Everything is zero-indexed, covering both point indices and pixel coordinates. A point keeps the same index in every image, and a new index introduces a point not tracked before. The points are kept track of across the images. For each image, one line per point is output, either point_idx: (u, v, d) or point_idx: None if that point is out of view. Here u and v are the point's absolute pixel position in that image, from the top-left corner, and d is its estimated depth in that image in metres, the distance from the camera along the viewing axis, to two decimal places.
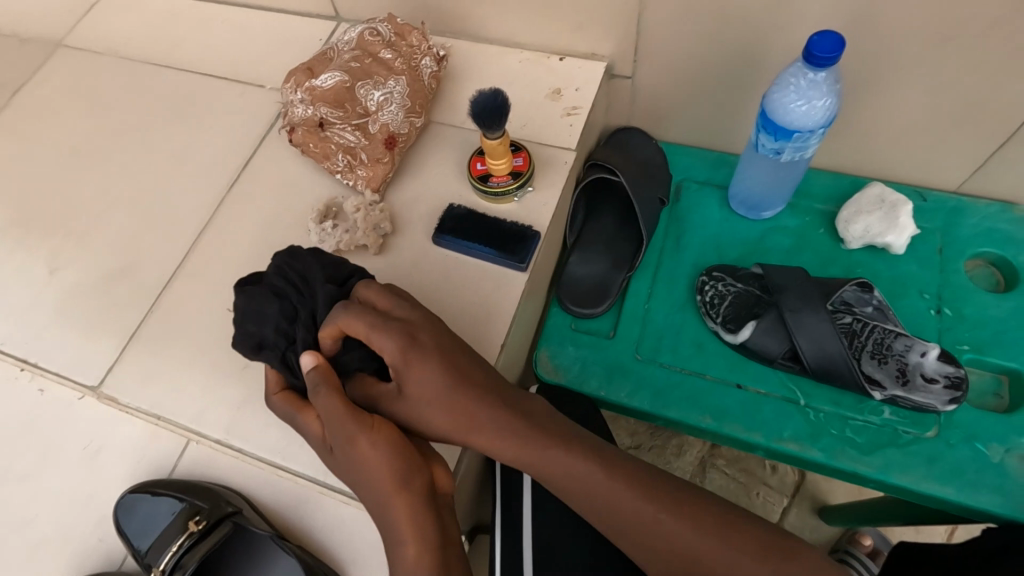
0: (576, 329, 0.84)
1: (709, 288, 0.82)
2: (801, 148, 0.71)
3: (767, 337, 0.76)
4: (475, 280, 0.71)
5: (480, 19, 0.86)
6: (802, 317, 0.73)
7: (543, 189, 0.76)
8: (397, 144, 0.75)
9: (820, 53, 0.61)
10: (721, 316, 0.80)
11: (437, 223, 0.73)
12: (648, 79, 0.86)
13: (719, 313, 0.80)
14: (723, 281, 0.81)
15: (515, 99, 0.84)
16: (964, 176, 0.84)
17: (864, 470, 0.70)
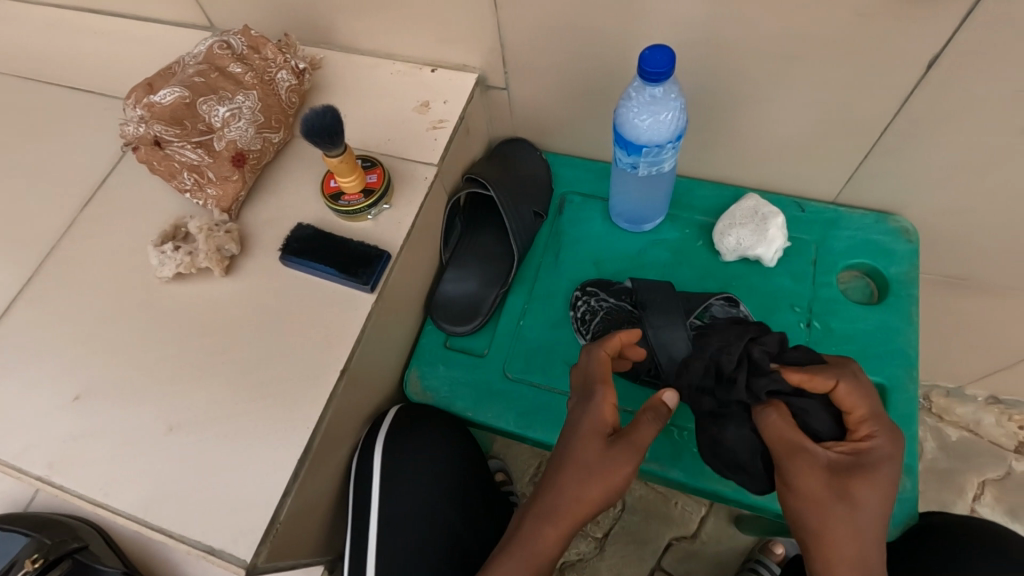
0: (449, 348, 0.82)
1: (582, 304, 0.80)
2: (655, 162, 0.69)
3: None
4: (322, 302, 0.69)
5: (346, 29, 0.84)
6: (662, 334, 0.71)
7: (400, 207, 0.74)
8: (247, 161, 0.73)
9: (651, 68, 0.59)
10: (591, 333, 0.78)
11: (284, 243, 0.71)
12: (523, 91, 0.84)
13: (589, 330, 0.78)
14: (595, 297, 0.80)
15: (381, 112, 0.82)
16: (838, 187, 0.83)
17: (722, 490, 0.70)
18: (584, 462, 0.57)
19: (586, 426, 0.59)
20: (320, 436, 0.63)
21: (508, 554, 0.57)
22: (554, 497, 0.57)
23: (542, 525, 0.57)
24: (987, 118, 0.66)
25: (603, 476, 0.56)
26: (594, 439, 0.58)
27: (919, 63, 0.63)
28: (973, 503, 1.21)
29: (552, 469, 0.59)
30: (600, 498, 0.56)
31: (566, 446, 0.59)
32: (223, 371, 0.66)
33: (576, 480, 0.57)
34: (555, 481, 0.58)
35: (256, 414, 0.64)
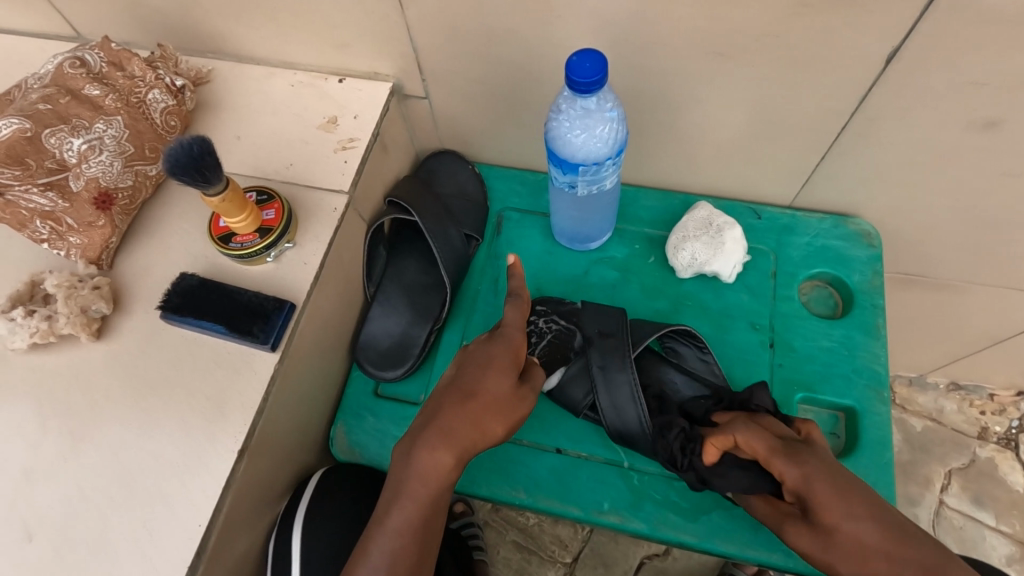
0: (379, 396, 0.73)
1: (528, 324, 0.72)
2: (595, 180, 0.62)
3: (571, 386, 0.68)
4: (215, 367, 0.58)
5: (233, 37, 0.72)
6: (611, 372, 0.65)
7: (304, 245, 0.64)
8: (115, 202, 0.62)
9: (580, 78, 0.50)
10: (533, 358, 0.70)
11: (163, 297, 0.60)
12: (445, 99, 0.75)
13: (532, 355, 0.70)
14: (544, 318, 0.72)
15: (282, 132, 0.71)
16: (793, 190, 0.77)
17: (687, 539, 0.64)
18: (493, 395, 0.57)
19: (500, 359, 0.59)
20: (217, 530, 0.53)
21: (403, 497, 0.53)
22: (451, 425, 0.55)
23: (437, 445, 0.54)
24: (945, 115, 0.60)
25: (497, 413, 0.57)
26: (503, 375, 0.58)
27: (875, 58, 0.57)
28: (941, 494, 1.18)
29: (448, 400, 0.56)
30: (494, 431, 0.57)
31: (473, 379, 0.58)
32: (94, 461, 0.55)
33: (481, 414, 0.56)
34: (457, 414, 0.55)
35: (135, 510, 0.53)
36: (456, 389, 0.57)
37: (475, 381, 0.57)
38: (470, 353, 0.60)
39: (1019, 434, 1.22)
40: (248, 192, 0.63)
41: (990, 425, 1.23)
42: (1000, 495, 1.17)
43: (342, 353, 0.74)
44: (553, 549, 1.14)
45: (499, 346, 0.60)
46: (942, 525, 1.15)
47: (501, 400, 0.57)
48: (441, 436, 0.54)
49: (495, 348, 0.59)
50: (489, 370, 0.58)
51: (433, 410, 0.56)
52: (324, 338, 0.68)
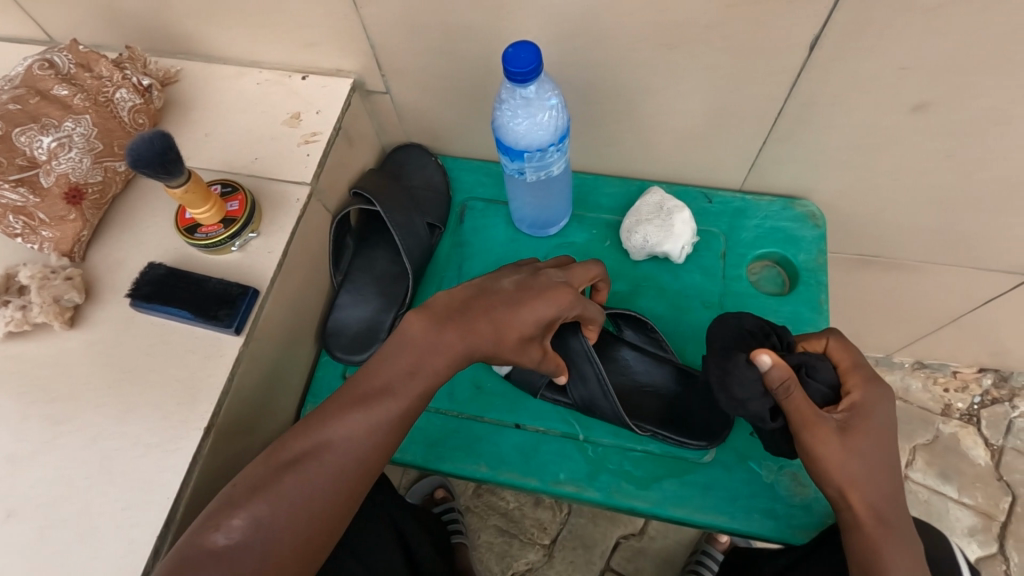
0: (348, 379, 0.76)
1: None
2: (541, 166, 0.65)
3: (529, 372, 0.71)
4: (184, 351, 0.61)
5: (200, 38, 0.75)
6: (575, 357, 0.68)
7: (269, 234, 0.67)
8: (85, 196, 0.65)
9: (516, 68, 0.54)
10: None
11: (133, 286, 0.63)
12: (406, 93, 0.78)
13: None
14: None
15: (248, 128, 0.74)
16: (742, 174, 0.81)
17: (640, 506, 0.67)
18: (531, 327, 0.58)
19: (554, 302, 0.59)
20: (185, 502, 0.57)
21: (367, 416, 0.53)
22: (480, 336, 0.57)
23: (457, 338, 0.56)
24: (874, 98, 0.64)
25: (518, 352, 0.59)
26: (547, 320, 0.59)
27: (803, 46, 0.60)
28: (906, 469, 1.22)
29: (493, 309, 0.58)
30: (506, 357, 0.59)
31: (495, 321, 0.57)
32: (69, 441, 0.58)
33: (507, 343, 0.58)
34: (489, 324, 0.57)
35: (110, 486, 0.56)
36: (503, 297, 0.58)
37: (524, 307, 0.58)
38: (536, 283, 0.60)
39: (982, 410, 1.26)
40: (213, 185, 0.67)
41: (953, 402, 1.27)
42: (963, 469, 1.21)
43: (313, 339, 0.77)
44: (532, 532, 1.17)
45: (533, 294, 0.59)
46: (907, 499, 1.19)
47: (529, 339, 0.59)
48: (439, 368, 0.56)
49: (562, 291, 0.60)
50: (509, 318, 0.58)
51: (477, 308, 0.57)
52: (292, 324, 0.71)
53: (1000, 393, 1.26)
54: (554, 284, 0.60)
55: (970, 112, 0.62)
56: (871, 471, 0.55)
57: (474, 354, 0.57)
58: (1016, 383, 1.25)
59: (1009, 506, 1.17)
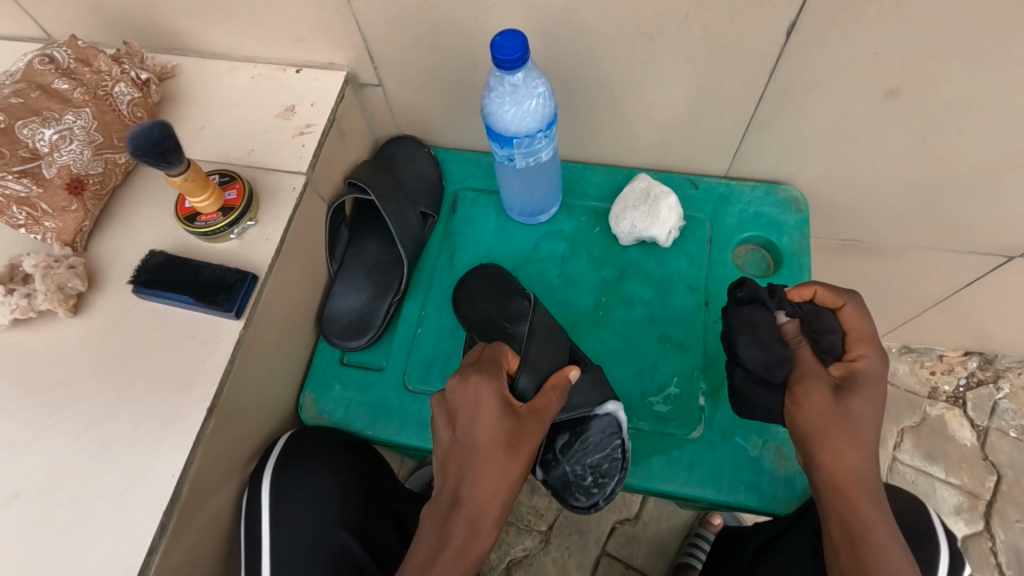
0: (345, 366, 0.78)
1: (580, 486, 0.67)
2: (530, 152, 0.67)
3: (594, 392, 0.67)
4: (184, 336, 0.63)
5: (196, 34, 0.77)
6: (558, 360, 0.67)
7: (266, 223, 0.69)
8: (86, 188, 0.66)
9: (503, 56, 0.56)
10: (596, 468, 0.67)
11: (134, 274, 0.65)
12: (398, 86, 0.80)
13: (591, 462, 0.67)
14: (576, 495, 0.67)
15: (244, 121, 0.76)
16: (726, 161, 0.83)
17: (629, 481, 0.70)
18: (492, 444, 0.58)
19: (485, 407, 0.59)
20: (189, 481, 0.58)
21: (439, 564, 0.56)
22: (475, 494, 0.58)
23: (474, 532, 0.57)
24: (849, 84, 0.66)
25: (520, 446, 0.59)
26: (496, 417, 0.59)
27: (778, 34, 0.62)
28: (894, 451, 1.24)
29: (457, 469, 0.59)
30: (520, 470, 0.59)
31: (474, 459, 0.58)
32: (74, 424, 0.60)
33: (490, 460, 0.58)
34: (468, 476, 0.58)
35: (115, 466, 0.58)
36: (461, 455, 0.59)
37: (473, 433, 0.59)
38: (455, 401, 0.60)
39: (967, 392, 1.28)
40: (211, 175, 0.68)
41: (940, 385, 1.30)
42: (949, 450, 1.24)
43: (310, 327, 0.79)
44: (528, 519, 1.19)
45: (468, 420, 0.59)
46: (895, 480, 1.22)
47: (512, 438, 0.59)
48: (481, 490, 0.58)
49: (472, 385, 0.60)
50: (485, 456, 0.58)
51: (450, 479, 0.59)
52: (290, 311, 0.73)
53: (985, 376, 1.29)
54: (466, 389, 0.60)
55: (941, 96, 0.65)
56: (854, 440, 0.56)
57: (478, 464, 0.58)
58: (1000, 366, 1.28)
59: (994, 485, 1.20)
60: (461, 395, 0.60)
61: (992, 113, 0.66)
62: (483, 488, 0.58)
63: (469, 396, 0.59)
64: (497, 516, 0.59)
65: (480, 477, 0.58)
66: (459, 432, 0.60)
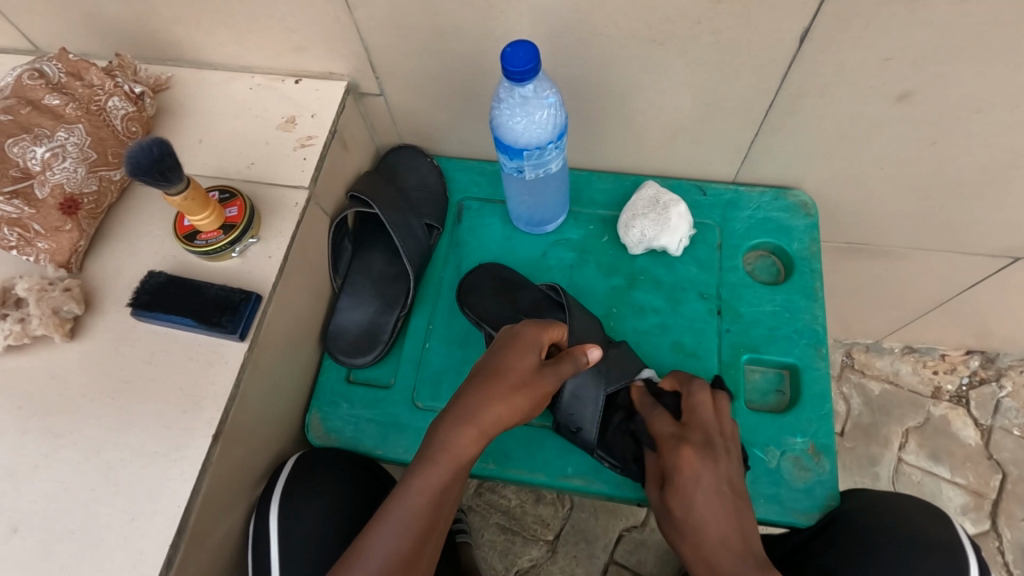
0: (351, 382, 0.76)
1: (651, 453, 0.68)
2: (539, 164, 0.66)
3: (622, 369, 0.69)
4: (187, 359, 0.61)
5: (190, 44, 0.75)
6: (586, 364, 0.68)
7: (269, 239, 0.67)
8: (80, 207, 0.64)
9: (514, 67, 0.54)
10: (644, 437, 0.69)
11: (133, 295, 0.62)
12: (400, 95, 0.78)
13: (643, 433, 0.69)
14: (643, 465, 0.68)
15: (243, 133, 0.74)
16: (734, 167, 0.82)
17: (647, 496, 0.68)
18: (515, 372, 0.60)
19: (523, 340, 0.61)
20: (196, 511, 0.56)
21: (429, 457, 0.57)
22: (474, 407, 0.58)
23: (470, 433, 0.57)
24: (861, 88, 0.65)
25: (532, 385, 0.60)
26: (528, 353, 0.61)
27: (791, 39, 0.61)
28: (899, 452, 1.24)
29: (476, 382, 0.60)
30: (523, 408, 0.59)
31: (489, 375, 0.59)
32: (73, 454, 0.57)
33: (506, 387, 0.59)
34: (484, 390, 0.59)
35: (117, 496, 0.56)
36: (480, 374, 0.60)
37: (500, 359, 0.60)
38: (509, 332, 0.63)
39: (970, 391, 1.28)
40: (210, 192, 0.66)
41: (943, 384, 1.29)
42: (954, 450, 1.23)
43: (314, 343, 0.77)
44: (534, 528, 1.18)
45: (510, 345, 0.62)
46: (901, 481, 1.21)
47: (529, 377, 0.60)
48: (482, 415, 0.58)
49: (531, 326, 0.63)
50: (499, 380, 0.59)
51: (465, 388, 0.60)
52: (294, 328, 0.71)
53: (987, 374, 1.29)
54: (518, 328, 0.63)
55: (955, 99, 0.64)
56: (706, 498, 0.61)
57: (479, 393, 0.59)
58: (1002, 364, 1.29)
59: (999, 483, 1.20)
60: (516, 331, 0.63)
61: (1003, 116, 0.65)
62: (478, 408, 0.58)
63: (521, 335, 0.62)
64: (485, 435, 0.58)
65: (482, 400, 0.58)
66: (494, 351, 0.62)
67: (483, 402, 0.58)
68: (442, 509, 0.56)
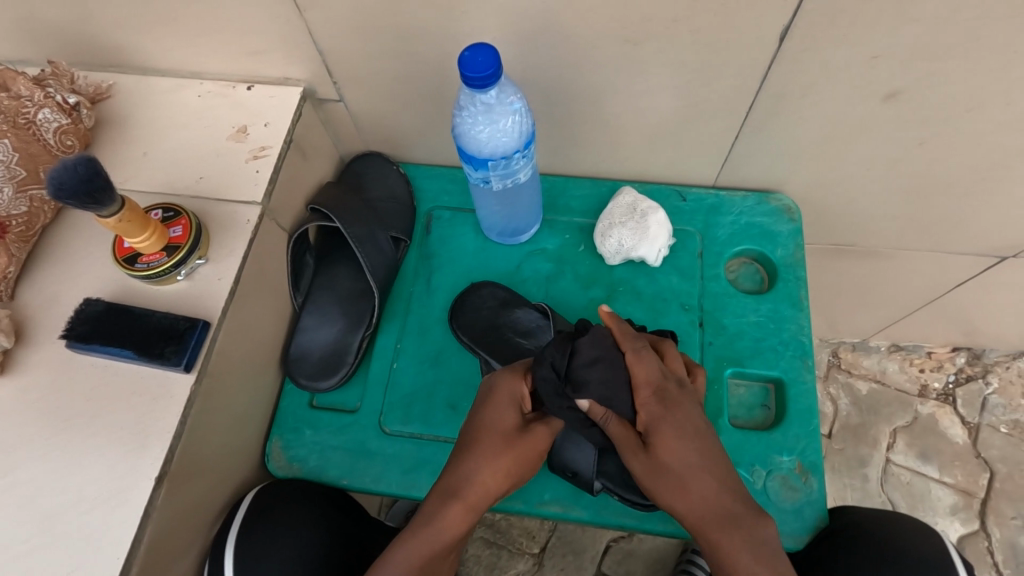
0: (316, 408, 0.72)
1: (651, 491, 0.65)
2: (508, 173, 0.62)
3: None
4: (129, 393, 0.56)
5: (133, 49, 0.69)
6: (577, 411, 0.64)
7: (219, 260, 0.62)
8: (8, 230, 0.59)
9: (474, 73, 0.50)
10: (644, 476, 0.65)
11: (68, 326, 0.57)
12: (361, 100, 0.74)
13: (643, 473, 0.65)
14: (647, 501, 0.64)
15: (191, 145, 0.69)
16: (716, 170, 0.78)
17: (629, 522, 0.65)
18: (502, 431, 0.56)
19: (503, 394, 0.58)
20: (140, 559, 0.52)
21: (411, 531, 0.53)
22: (468, 475, 0.54)
23: (463, 506, 0.54)
24: (844, 88, 0.62)
25: (523, 441, 0.56)
26: (510, 409, 0.57)
27: (771, 37, 0.58)
28: (888, 452, 1.22)
29: (461, 448, 0.57)
30: (514, 471, 0.56)
31: (480, 435, 0.56)
32: (3, 502, 0.53)
33: (491, 451, 0.55)
34: (469, 458, 0.55)
35: (51, 549, 0.51)
36: (464, 439, 0.57)
37: (481, 419, 0.57)
38: (487, 383, 0.60)
39: (957, 388, 1.27)
40: (153, 210, 0.61)
41: (930, 382, 1.28)
42: (942, 449, 1.22)
43: (275, 367, 0.72)
44: (520, 542, 1.14)
45: (492, 400, 0.58)
46: (890, 482, 1.19)
47: (514, 436, 0.56)
48: (474, 480, 0.54)
49: (505, 371, 0.59)
50: (487, 441, 0.56)
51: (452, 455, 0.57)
52: (251, 354, 0.66)
53: (974, 371, 1.27)
54: (493, 379, 0.60)
55: (941, 99, 0.61)
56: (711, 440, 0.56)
57: (468, 453, 0.56)
58: (989, 360, 1.27)
59: (988, 482, 1.18)
60: (492, 380, 0.59)
61: (993, 114, 0.62)
62: (471, 476, 0.54)
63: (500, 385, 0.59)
64: (478, 508, 0.55)
65: (474, 464, 0.55)
66: (479, 406, 0.59)
67: (476, 467, 0.55)
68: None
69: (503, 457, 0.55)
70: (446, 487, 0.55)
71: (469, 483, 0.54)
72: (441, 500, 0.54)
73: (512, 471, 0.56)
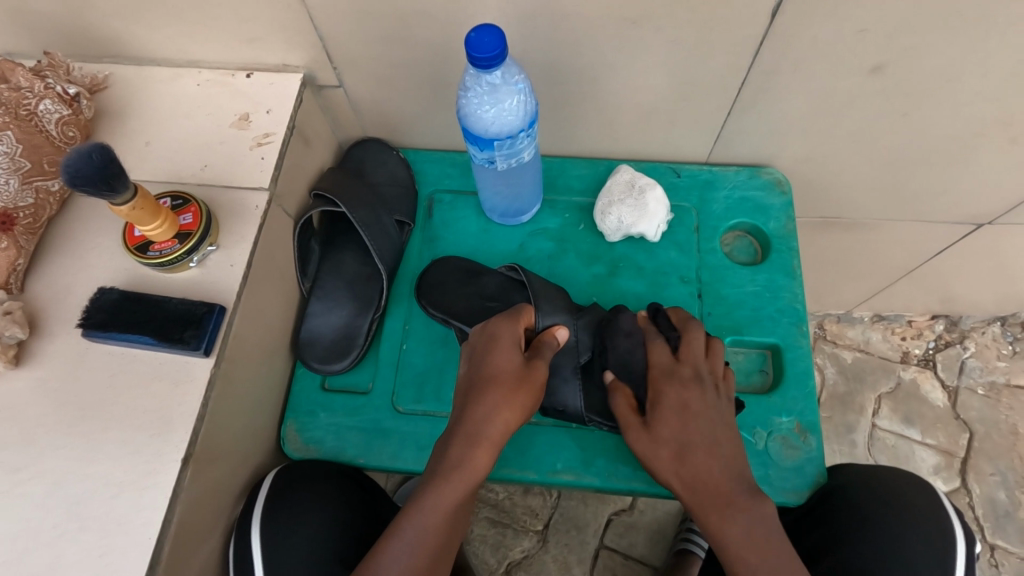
0: (329, 390, 0.73)
1: None
2: (512, 153, 0.63)
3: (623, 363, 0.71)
4: (148, 379, 0.57)
5: (130, 39, 0.69)
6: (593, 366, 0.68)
7: (229, 246, 0.63)
8: (16, 222, 0.59)
9: (481, 54, 0.51)
10: None
11: (85, 315, 0.58)
12: (361, 86, 0.74)
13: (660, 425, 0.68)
14: None
15: (193, 134, 0.69)
16: (708, 147, 0.81)
17: (639, 487, 0.67)
18: (507, 373, 0.58)
19: (502, 340, 0.60)
20: (171, 539, 0.53)
21: (441, 479, 0.55)
22: (483, 420, 0.57)
23: (484, 447, 0.56)
24: (831, 63, 0.64)
25: (530, 379, 0.59)
26: (511, 351, 0.60)
27: (762, 14, 0.60)
28: (873, 418, 1.27)
29: (472, 396, 0.58)
30: (527, 407, 0.58)
31: (487, 380, 0.58)
32: (28, 490, 0.53)
33: (504, 392, 0.57)
34: (484, 404, 0.57)
35: (80, 536, 0.52)
36: (472, 387, 0.59)
37: (487, 365, 0.59)
38: (483, 334, 0.61)
39: (937, 353, 1.32)
40: (162, 198, 0.62)
41: (911, 350, 1.33)
42: (924, 412, 1.27)
43: (286, 352, 0.73)
44: (524, 519, 1.17)
45: (495, 347, 0.60)
46: (877, 446, 1.24)
47: (522, 374, 0.59)
48: (490, 423, 0.57)
49: (499, 320, 0.62)
50: (494, 387, 0.58)
51: (462, 405, 0.59)
52: (264, 338, 0.67)
53: (952, 337, 1.33)
54: (492, 327, 0.62)
55: (921, 72, 0.64)
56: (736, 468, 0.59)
57: (478, 398, 0.58)
58: (965, 326, 1.33)
59: (968, 441, 1.24)
60: (490, 329, 0.61)
61: (970, 86, 0.65)
62: (488, 421, 0.57)
63: (499, 335, 0.61)
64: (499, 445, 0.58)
65: (487, 410, 0.57)
66: (481, 355, 0.60)
67: (485, 413, 0.57)
68: (458, 521, 0.56)
69: (514, 397, 0.57)
70: (464, 435, 0.57)
71: (482, 428, 0.57)
72: (459, 446, 0.56)
73: (525, 408, 0.58)
